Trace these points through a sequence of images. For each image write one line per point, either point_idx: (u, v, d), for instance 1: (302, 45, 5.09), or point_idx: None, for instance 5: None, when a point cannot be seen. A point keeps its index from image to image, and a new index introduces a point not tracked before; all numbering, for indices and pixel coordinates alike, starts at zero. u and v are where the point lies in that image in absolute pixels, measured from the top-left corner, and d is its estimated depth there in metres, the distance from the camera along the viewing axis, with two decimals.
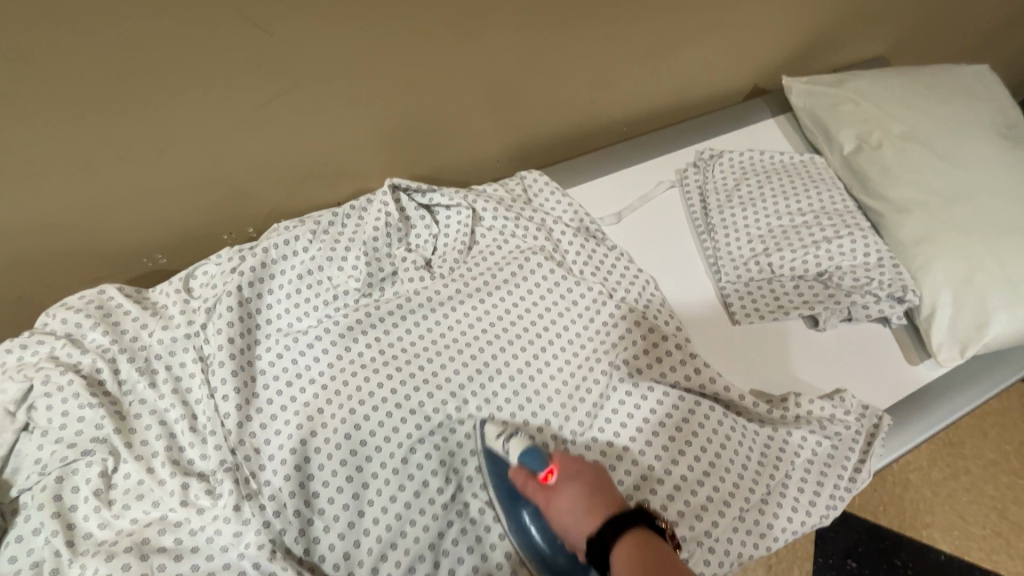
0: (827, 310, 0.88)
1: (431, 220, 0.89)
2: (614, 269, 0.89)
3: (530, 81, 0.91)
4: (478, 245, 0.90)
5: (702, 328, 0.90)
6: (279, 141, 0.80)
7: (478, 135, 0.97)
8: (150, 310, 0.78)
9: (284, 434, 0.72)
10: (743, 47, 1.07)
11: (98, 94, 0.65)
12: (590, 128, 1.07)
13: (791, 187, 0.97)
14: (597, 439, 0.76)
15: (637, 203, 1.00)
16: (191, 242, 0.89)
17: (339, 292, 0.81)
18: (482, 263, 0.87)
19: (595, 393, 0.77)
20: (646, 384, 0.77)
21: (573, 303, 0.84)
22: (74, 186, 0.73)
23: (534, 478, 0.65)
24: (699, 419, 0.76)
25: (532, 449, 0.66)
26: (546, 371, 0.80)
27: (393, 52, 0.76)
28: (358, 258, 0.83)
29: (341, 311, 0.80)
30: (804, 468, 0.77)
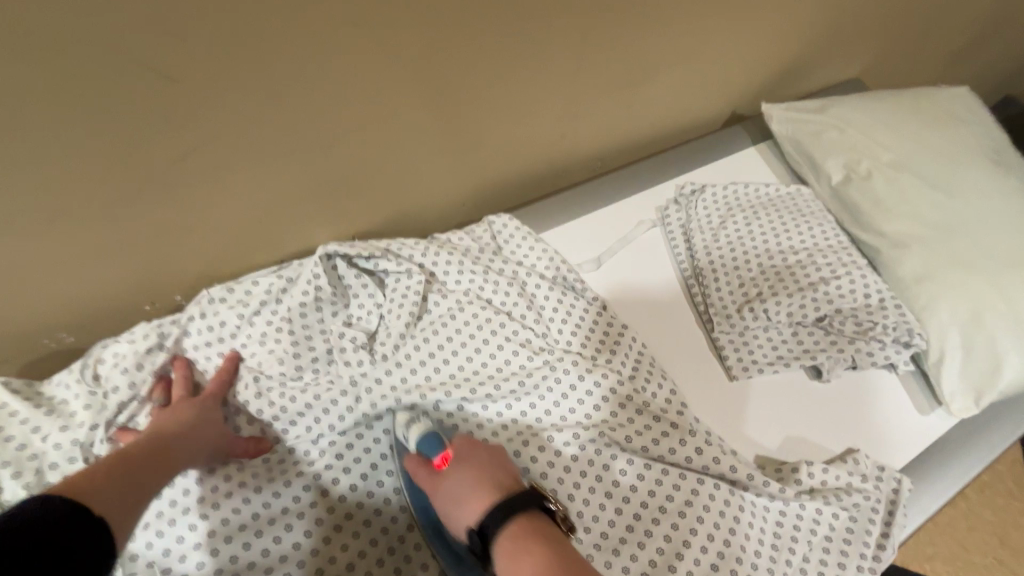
0: (830, 359, 0.80)
1: (374, 287, 0.78)
2: (581, 326, 0.79)
3: (491, 118, 0.83)
4: (429, 313, 0.78)
5: (700, 385, 0.81)
6: (203, 199, 0.69)
7: (438, 178, 0.87)
8: (46, 408, 0.67)
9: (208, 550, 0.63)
10: (718, 75, 1.01)
11: None
12: (562, 164, 0.98)
13: (780, 224, 0.91)
14: (590, 533, 0.64)
15: (617, 246, 0.91)
16: (106, 319, 0.76)
17: (272, 385, 0.72)
18: (433, 333, 0.75)
19: (587, 476, 0.67)
20: (641, 463, 0.68)
21: (538, 378, 0.73)
22: None
23: (427, 464, 0.62)
24: (705, 499, 0.67)
25: (429, 435, 0.63)
26: (519, 461, 0.68)
27: (328, 93, 0.66)
28: (297, 340, 0.74)
29: (276, 407, 0.71)
30: (823, 547, 0.68)
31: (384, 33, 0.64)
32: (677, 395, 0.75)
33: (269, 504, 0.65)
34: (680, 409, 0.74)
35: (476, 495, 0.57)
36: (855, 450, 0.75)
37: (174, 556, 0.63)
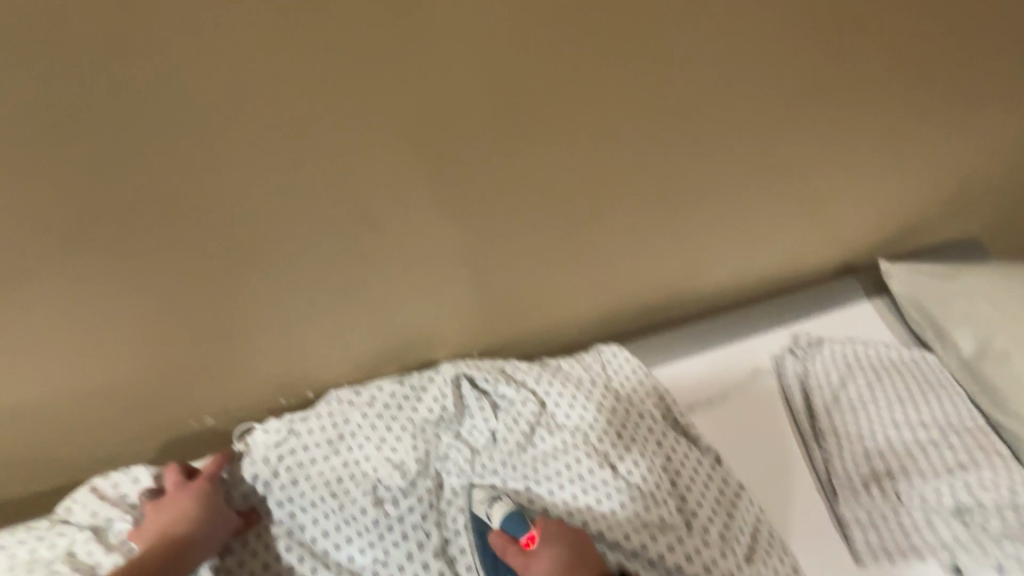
0: (973, 560, 0.73)
1: (488, 409, 0.79)
2: (694, 484, 0.75)
3: (619, 256, 0.87)
4: (531, 459, 0.76)
5: (824, 565, 0.75)
6: (358, 310, 0.76)
7: (560, 306, 0.91)
8: None
9: None
10: (835, 230, 1.03)
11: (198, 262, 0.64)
12: (677, 301, 0.99)
13: (907, 393, 0.87)
14: None
15: (730, 391, 0.91)
16: (242, 406, 0.80)
17: (363, 514, 0.71)
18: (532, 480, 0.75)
19: None
20: None
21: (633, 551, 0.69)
22: (147, 347, 0.70)
23: (515, 543, 0.66)
24: None
25: (515, 513, 0.68)
26: None
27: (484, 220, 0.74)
28: (407, 462, 0.74)
29: (366, 534, 0.70)
30: None
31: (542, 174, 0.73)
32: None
33: None
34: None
35: None
36: None
37: None
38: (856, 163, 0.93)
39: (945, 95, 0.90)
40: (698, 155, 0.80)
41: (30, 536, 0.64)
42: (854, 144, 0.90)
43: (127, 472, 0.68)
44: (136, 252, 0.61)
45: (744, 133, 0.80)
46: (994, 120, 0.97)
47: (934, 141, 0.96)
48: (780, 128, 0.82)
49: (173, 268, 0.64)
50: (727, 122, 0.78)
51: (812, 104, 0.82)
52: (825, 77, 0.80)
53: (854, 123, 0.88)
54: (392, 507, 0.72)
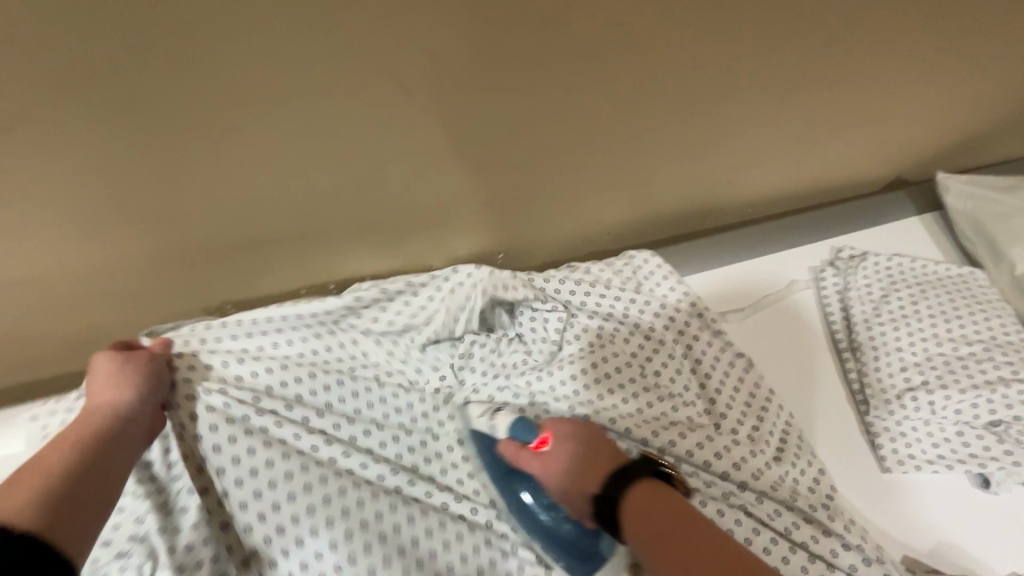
0: (1002, 470, 0.73)
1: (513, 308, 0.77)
2: (723, 388, 0.74)
3: (665, 153, 0.79)
4: (557, 359, 0.73)
5: (847, 468, 0.75)
6: (382, 202, 0.69)
7: (594, 208, 0.84)
8: None
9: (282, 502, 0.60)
10: (900, 137, 0.93)
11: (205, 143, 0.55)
12: (717, 209, 0.93)
13: (952, 308, 0.83)
14: None
15: (765, 301, 0.87)
16: (261, 296, 0.77)
17: (388, 407, 0.71)
18: (558, 376, 0.71)
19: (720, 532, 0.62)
20: (785, 545, 0.63)
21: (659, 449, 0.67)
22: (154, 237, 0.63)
23: (526, 449, 0.63)
24: None
25: (520, 420, 0.63)
26: None
27: (527, 105, 0.65)
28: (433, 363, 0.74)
29: (388, 416, 0.70)
30: None
31: (597, 51, 0.62)
32: (826, 476, 0.69)
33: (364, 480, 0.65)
34: (827, 506, 0.67)
35: (591, 469, 0.60)
36: None
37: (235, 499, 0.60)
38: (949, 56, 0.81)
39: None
40: (776, 39, 0.69)
41: (59, 407, 0.64)
42: (952, 34, 0.78)
43: (150, 348, 0.67)
44: (128, 129, 0.51)
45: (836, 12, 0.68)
46: None
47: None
48: (876, 11, 0.70)
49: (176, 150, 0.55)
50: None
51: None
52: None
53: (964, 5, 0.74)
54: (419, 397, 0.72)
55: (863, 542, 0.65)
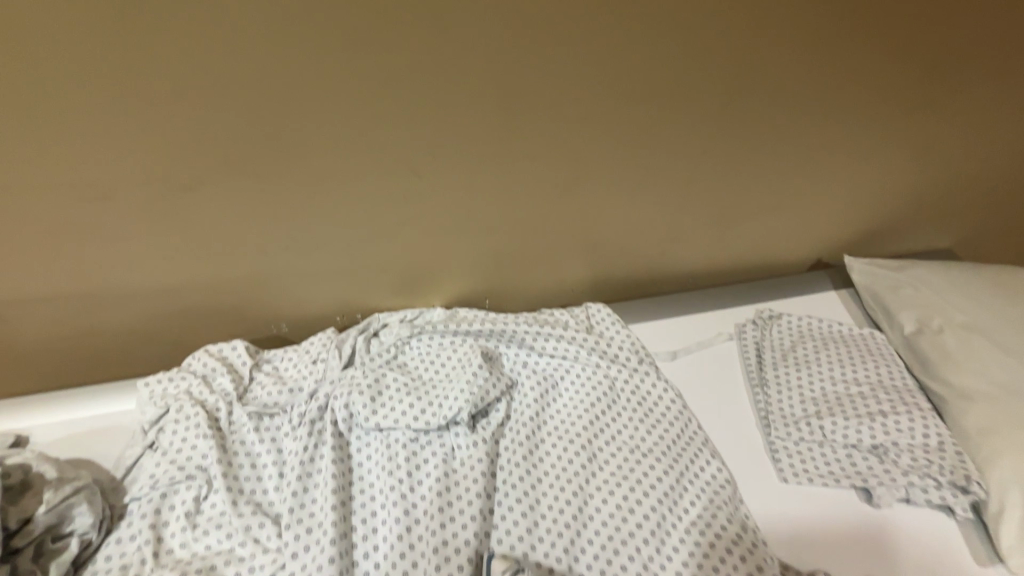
0: (883, 486, 0.87)
1: (485, 325, 1.00)
2: (645, 398, 0.95)
3: (609, 229, 1.07)
4: (523, 382, 0.96)
5: (753, 477, 0.91)
6: (399, 251, 1.00)
7: (557, 267, 1.12)
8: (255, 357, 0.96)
9: (304, 451, 0.84)
10: (805, 226, 1.19)
11: (289, 201, 0.88)
12: (660, 275, 1.18)
13: (847, 357, 1.02)
14: (637, 529, 0.79)
15: (695, 346, 1.09)
16: (308, 319, 1.06)
17: (389, 390, 0.90)
18: (521, 399, 0.94)
19: (637, 494, 0.82)
20: (690, 507, 0.81)
21: (590, 462, 0.87)
22: (246, 264, 0.95)
23: None
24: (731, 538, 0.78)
25: None
26: (578, 472, 0.85)
27: (501, 192, 0.96)
28: (437, 370, 0.95)
29: (383, 394, 0.90)
30: None
31: (548, 159, 0.93)
32: (723, 473, 0.86)
33: (367, 443, 0.87)
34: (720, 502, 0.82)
35: None
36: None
37: (271, 450, 0.85)
38: (825, 169, 1.09)
39: (912, 114, 1.04)
40: (681, 152, 0.99)
41: (163, 376, 0.91)
42: (823, 151, 1.06)
43: (230, 343, 0.96)
44: (245, 189, 0.85)
45: (722, 135, 0.98)
46: (958, 140, 1.10)
47: (902, 155, 1.10)
48: (753, 136, 1.00)
49: (271, 204, 0.88)
50: (705, 129, 0.97)
51: (784, 115, 0.99)
52: (794, 93, 0.96)
53: (824, 134, 1.03)
54: (407, 382, 0.92)
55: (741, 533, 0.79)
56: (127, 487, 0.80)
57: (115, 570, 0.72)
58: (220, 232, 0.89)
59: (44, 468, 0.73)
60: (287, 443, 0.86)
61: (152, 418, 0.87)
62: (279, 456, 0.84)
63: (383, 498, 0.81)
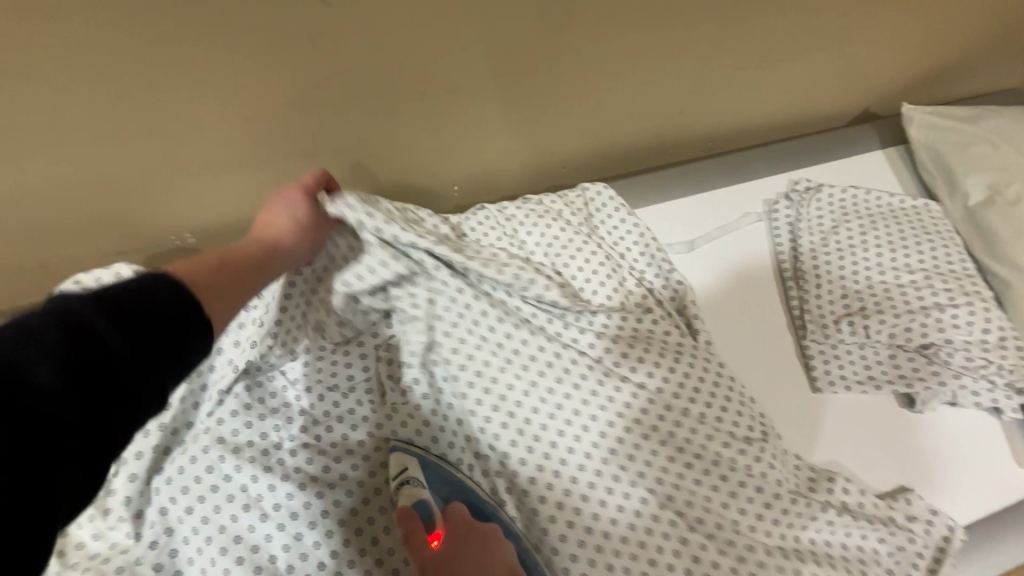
0: (928, 390, 0.76)
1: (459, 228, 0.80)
2: (660, 306, 0.77)
3: (616, 79, 0.78)
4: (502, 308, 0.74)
5: (782, 388, 0.79)
6: (325, 126, 0.71)
7: (546, 137, 0.85)
8: (150, 282, 0.72)
9: (238, 418, 0.66)
10: (866, 64, 0.91)
11: (130, 59, 0.56)
12: (673, 140, 0.93)
13: (899, 238, 0.83)
14: (664, 469, 0.66)
15: (716, 232, 0.88)
16: (219, 224, 0.80)
17: (339, 334, 0.72)
18: (502, 326, 0.73)
19: (660, 429, 0.68)
20: (721, 436, 0.68)
21: (598, 400, 0.69)
22: (97, 157, 0.65)
23: (421, 535, 0.60)
24: (762, 468, 0.67)
25: (424, 504, 0.62)
26: (587, 411, 0.68)
27: (464, 31, 0.65)
28: (394, 306, 0.75)
29: (333, 343, 0.72)
30: (863, 563, 0.65)
31: None
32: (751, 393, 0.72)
33: (312, 395, 0.69)
34: (765, 438, 0.68)
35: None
36: (914, 490, 0.72)
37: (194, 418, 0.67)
38: None
39: None
40: None
41: None
42: None
43: (109, 269, 0.71)
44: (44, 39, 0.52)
45: None
46: None
47: None
48: None
49: (100, 64, 0.55)
50: None
51: None
52: None
53: None
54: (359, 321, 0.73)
55: (797, 471, 0.70)
56: None
57: None
58: (31, 112, 0.57)
59: None
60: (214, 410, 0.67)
61: None
62: (218, 432, 0.65)
63: (353, 462, 0.67)
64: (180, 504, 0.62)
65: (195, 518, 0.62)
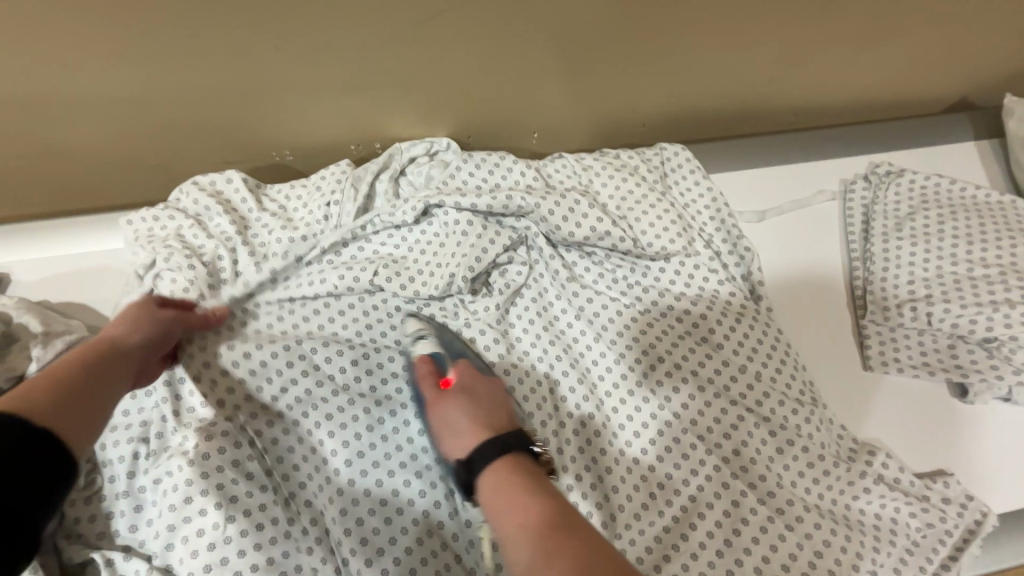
0: (983, 382, 0.76)
1: (537, 172, 0.82)
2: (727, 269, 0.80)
3: (708, 40, 0.78)
4: (574, 256, 0.79)
5: (835, 363, 0.80)
6: (424, 60, 0.74)
7: (630, 94, 0.86)
8: (256, 191, 0.79)
9: (331, 318, 0.74)
10: (973, 49, 0.87)
11: None
12: (757, 110, 0.92)
13: (979, 230, 0.82)
14: (717, 418, 0.69)
15: (787, 206, 0.89)
16: (317, 147, 0.86)
17: (419, 254, 0.76)
18: (573, 270, 0.78)
19: (718, 382, 0.71)
20: (774, 396, 0.71)
21: (662, 348, 0.73)
22: (221, 69, 0.71)
23: (435, 376, 0.65)
24: (807, 430, 0.70)
25: (439, 353, 0.67)
26: (650, 359, 0.72)
27: None
28: (465, 240, 0.76)
29: (416, 264, 0.76)
30: (892, 531, 0.67)
31: None
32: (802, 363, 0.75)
33: (393, 308, 0.76)
34: (813, 403, 0.72)
35: (471, 428, 0.59)
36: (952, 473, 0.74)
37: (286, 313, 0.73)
38: None
39: None
40: None
41: (150, 215, 0.76)
42: None
43: (223, 174, 0.78)
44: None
45: None
46: None
47: None
48: None
49: None
50: None
51: None
52: None
53: None
54: (442, 245, 0.76)
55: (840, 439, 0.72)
56: None
57: (136, 428, 0.66)
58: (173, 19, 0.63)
59: (26, 321, 0.64)
60: (310, 308, 0.74)
61: (145, 262, 0.74)
62: (311, 326, 0.73)
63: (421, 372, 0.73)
64: (272, 387, 0.69)
65: (288, 397, 0.68)
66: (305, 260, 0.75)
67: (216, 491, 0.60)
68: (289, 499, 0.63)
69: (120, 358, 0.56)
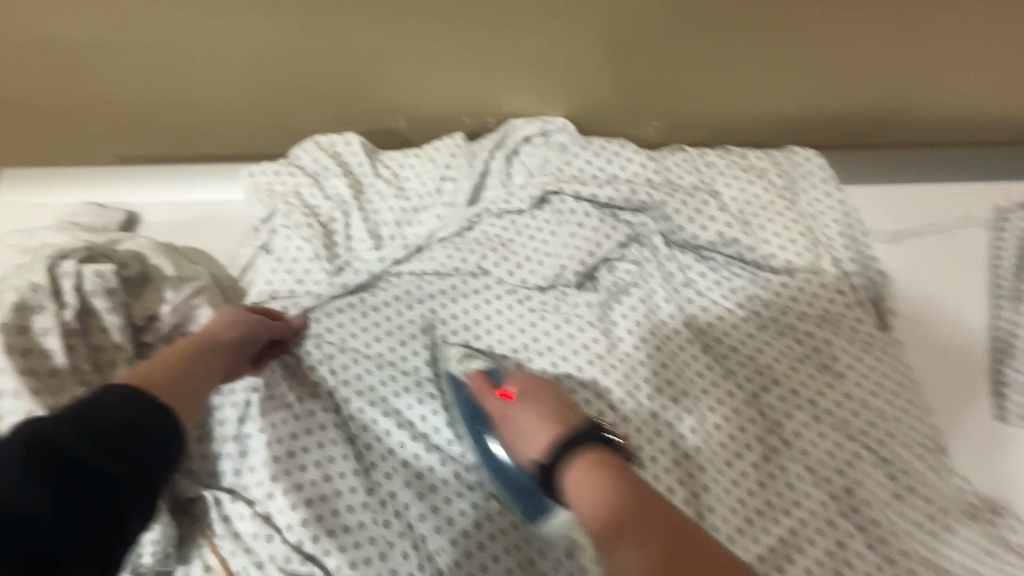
0: None
1: (652, 161, 0.77)
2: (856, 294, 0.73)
3: (867, 32, 0.72)
4: (688, 259, 0.75)
5: (964, 410, 0.73)
6: (561, 32, 0.73)
7: (770, 89, 0.79)
8: (371, 155, 0.79)
9: (431, 296, 0.73)
10: None
11: None
12: (909, 119, 0.83)
13: None
14: (829, 453, 0.65)
15: (927, 230, 0.81)
16: (432, 119, 0.83)
17: (527, 239, 0.74)
18: (686, 275, 0.74)
19: (835, 416, 0.67)
20: (896, 438, 0.66)
21: (776, 372, 0.69)
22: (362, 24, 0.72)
23: (490, 386, 0.64)
24: (927, 479, 0.65)
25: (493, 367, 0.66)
26: (763, 381, 0.69)
27: None
28: (580, 231, 0.74)
29: (525, 251, 0.74)
30: None
31: None
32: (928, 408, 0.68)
33: (494, 290, 0.73)
34: (940, 451, 0.66)
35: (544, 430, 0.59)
36: None
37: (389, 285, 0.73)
38: None
39: None
40: None
41: (271, 169, 0.77)
42: None
43: (342, 136, 0.78)
44: None
45: None
46: None
47: None
48: None
49: None
50: None
51: None
52: None
53: None
54: (553, 233, 0.74)
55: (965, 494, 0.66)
56: (247, 289, 0.74)
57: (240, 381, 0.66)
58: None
59: (159, 261, 0.67)
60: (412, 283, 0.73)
61: (263, 216, 0.75)
62: (412, 299, 0.72)
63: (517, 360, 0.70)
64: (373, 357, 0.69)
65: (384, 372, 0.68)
66: (415, 234, 0.75)
67: (318, 449, 0.64)
68: (371, 469, 0.64)
69: (215, 349, 0.61)
